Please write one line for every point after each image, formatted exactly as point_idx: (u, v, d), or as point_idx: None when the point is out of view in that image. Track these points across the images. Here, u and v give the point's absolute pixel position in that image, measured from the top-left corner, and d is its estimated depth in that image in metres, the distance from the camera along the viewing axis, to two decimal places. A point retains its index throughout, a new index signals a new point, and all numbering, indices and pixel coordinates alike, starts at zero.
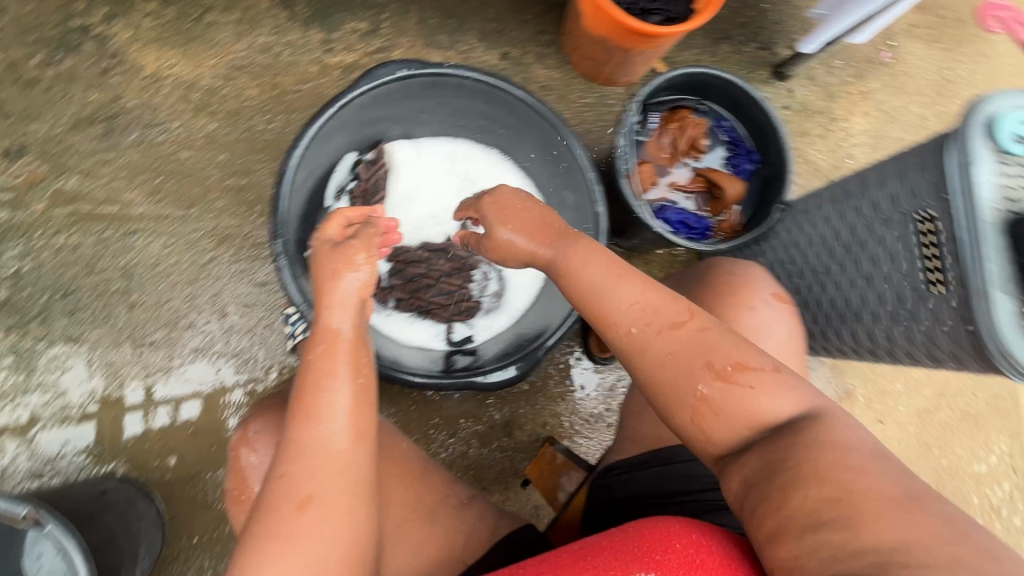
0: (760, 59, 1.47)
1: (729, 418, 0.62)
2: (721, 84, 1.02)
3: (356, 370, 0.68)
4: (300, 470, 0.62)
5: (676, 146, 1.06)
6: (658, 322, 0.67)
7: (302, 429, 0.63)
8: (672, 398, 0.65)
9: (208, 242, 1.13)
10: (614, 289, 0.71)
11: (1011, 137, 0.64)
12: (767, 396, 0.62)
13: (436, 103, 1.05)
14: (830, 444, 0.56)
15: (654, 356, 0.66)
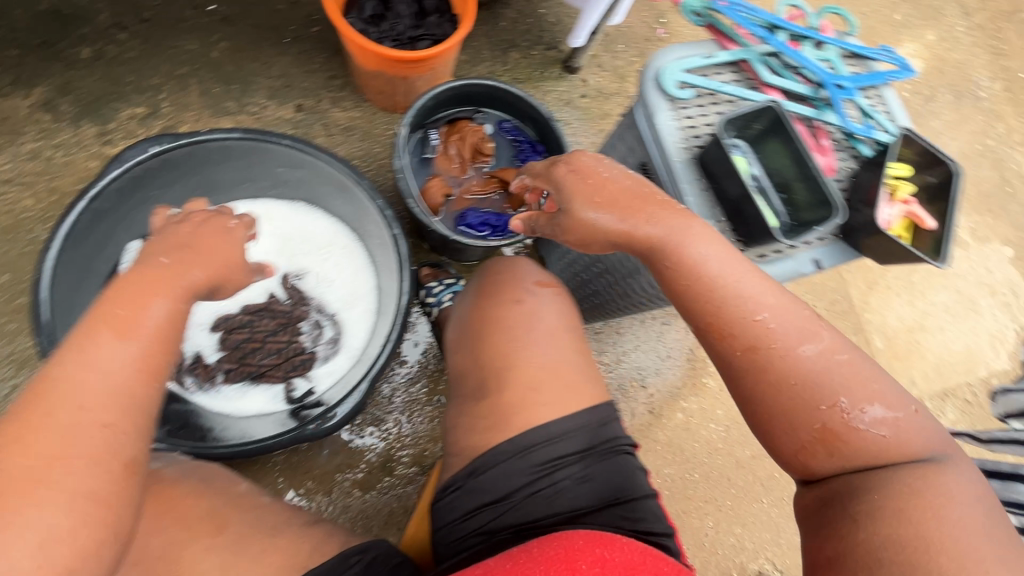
0: (549, 58, 1.57)
1: (865, 449, 0.64)
2: (486, 91, 1.08)
3: (176, 303, 0.68)
4: (84, 375, 0.59)
5: (462, 156, 1.10)
6: (801, 340, 0.67)
7: (87, 354, 0.60)
8: (798, 419, 0.66)
9: (6, 370, 1.05)
10: (758, 297, 0.68)
11: (675, 85, 0.73)
12: (915, 432, 0.65)
13: (216, 170, 1.04)
14: (911, 487, 0.62)
15: (786, 373, 0.66)
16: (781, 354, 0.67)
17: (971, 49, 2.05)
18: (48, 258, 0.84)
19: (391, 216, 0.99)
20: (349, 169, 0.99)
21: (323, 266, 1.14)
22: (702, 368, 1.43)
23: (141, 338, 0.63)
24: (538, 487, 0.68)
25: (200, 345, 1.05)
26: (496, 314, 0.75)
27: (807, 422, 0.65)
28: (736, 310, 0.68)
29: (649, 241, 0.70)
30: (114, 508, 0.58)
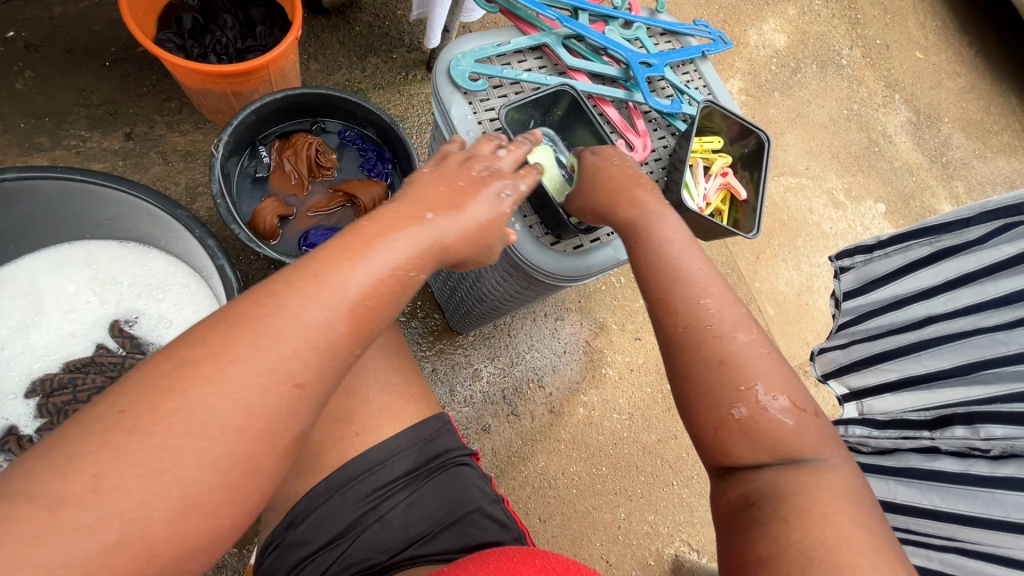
0: (412, 59, 1.51)
1: (783, 440, 0.55)
2: (318, 101, 1.01)
3: (423, 250, 0.55)
4: (276, 315, 0.48)
5: (300, 171, 1.03)
6: (731, 327, 0.59)
7: (292, 304, 0.48)
8: (720, 395, 0.57)
9: None
10: (699, 276, 0.62)
11: (467, 77, 0.71)
12: (830, 432, 0.57)
13: (9, 219, 0.90)
14: (823, 489, 0.52)
15: (717, 357, 0.58)
16: (717, 333, 0.59)
17: (829, 20, 2.16)
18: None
19: (215, 245, 0.90)
20: (162, 203, 0.89)
21: (159, 308, 1.01)
22: (600, 358, 1.41)
23: (355, 285, 0.51)
24: (364, 524, 0.67)
25: (16, 417, 0.92)
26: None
27: (722, 397, 0.56)
28: (676, 285, 0.62)
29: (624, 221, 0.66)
30: (214, 510, 0.44)
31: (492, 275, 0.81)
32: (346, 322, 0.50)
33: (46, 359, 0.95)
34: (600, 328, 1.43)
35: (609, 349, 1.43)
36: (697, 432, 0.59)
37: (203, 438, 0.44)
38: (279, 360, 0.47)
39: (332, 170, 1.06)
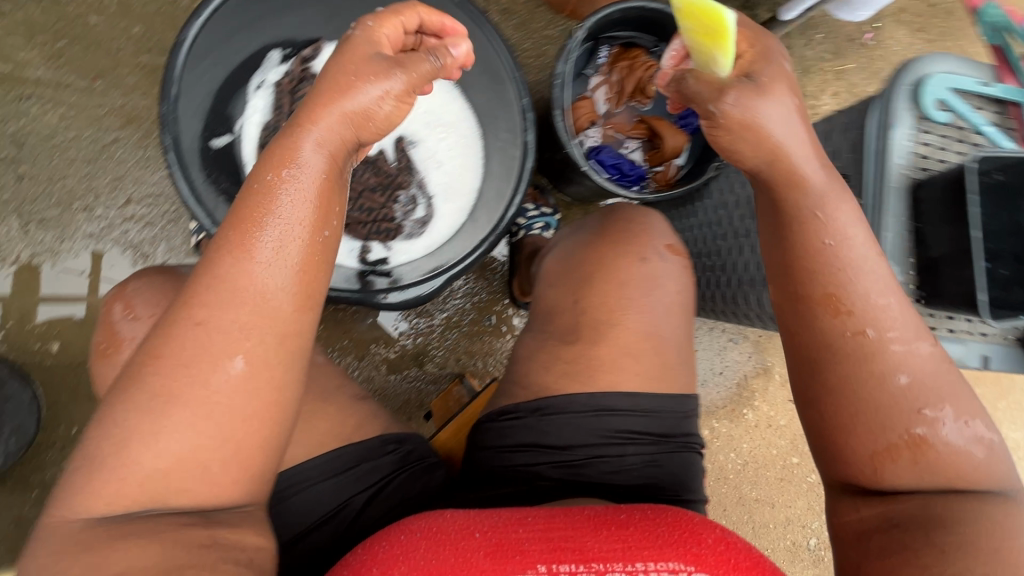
0: (739, 18, 1.38)
1: (953, 467, 0.57)
2: (677, 26, 0.95)
3: (316, 161, 0.57)
4: (209, 295, 0.52)
5: (623, 87, 0.99)
6: (902, 330, 0.60)
7: (246, 270, 0.53)
8: (889, 418, 0.58)
9: (112, 121, 1.04)
10: (872, 269, 0.62)
11: (933, 103, 0.74)
12: (1000, 465, 0.58)
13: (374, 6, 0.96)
14: (989, 523, 0.54)
15: (886, 372, 0.59)
16: (878, 341, 0.60)
17: None
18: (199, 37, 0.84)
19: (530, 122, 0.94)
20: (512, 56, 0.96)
21: (441, 147, 1.06)
22: (747, 398, 1.36)
23: (293, 244, 0.55)
24: (601, 451, 0.70)
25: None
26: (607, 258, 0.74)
27: (895, 421, 0.58)
28: (847, 277, 0.61)
29: (806, 204, 0.64)
30: (244, 426, 0.52)
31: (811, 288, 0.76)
32: (295, 254, 0.55)
33: None
34: (764, 371, 1.36)
35: (760, 395, 1.37)
36: (841, 450, 0.61)
37: (186, 393, 0.50)
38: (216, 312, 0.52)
39: (649, 101, 1.01)
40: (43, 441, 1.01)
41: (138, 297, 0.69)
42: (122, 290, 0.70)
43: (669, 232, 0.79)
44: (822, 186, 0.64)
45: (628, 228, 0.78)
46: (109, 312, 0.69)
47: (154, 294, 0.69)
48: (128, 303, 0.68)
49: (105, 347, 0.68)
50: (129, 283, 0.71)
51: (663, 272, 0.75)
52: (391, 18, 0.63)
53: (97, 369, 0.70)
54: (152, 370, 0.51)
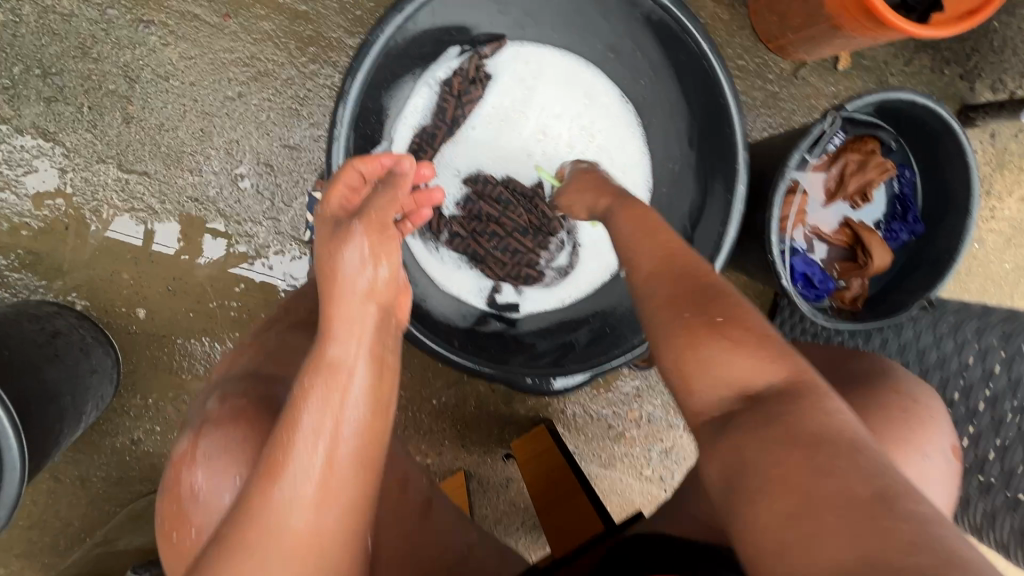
0: (955, 89, 1.17)
1: (734, 381, 0.44)
2: (936, 129, 0.79)
3: (352, 374, 0.46)
4: (249, 543, 0.41)
5: (844, 184, 0.83)
6: (673, 264, 0.53)
7: (271, 496, 0.42)
8: (660, 341, 0.49)
9: (238, 72, 0.88)
10: (643, 245, 0.56)
11: None
12: (746, 351, 0.45)
13: (585, 19, 0.79)
14: (812, 438, 0.38)
15: (649, 305, 0.51)
16: (644, 276, 0.53)
17: None
18: (375, 39, 0.62)
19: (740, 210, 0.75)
20: (744, 128, 0.73)
21: None
22: None
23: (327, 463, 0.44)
24: None
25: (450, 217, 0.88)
26: (872, 422, 0.57)
27: (663, 339, 0.48)
28: (628, 248, 0.58)
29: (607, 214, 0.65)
30: None
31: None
32: (329, 470, 0.43)
33: (495, 153, 0.87)
34: None
35: None
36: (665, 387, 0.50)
37: None
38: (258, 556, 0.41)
39: (865, 205, 0.85)
40: (116, 406, 0.95)
41: (212, 451, 0.53)
42: (194, 446, 0.54)
43: (953, 426, 0.62)
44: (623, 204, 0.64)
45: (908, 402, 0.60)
46: (176, 485, 0.53)
47: (228, 464, 0.52)
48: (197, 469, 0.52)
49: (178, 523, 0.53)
50: (204, 428, 0.54)
51: (932, 478, 0.58)
52: (354, 184, 0.53)
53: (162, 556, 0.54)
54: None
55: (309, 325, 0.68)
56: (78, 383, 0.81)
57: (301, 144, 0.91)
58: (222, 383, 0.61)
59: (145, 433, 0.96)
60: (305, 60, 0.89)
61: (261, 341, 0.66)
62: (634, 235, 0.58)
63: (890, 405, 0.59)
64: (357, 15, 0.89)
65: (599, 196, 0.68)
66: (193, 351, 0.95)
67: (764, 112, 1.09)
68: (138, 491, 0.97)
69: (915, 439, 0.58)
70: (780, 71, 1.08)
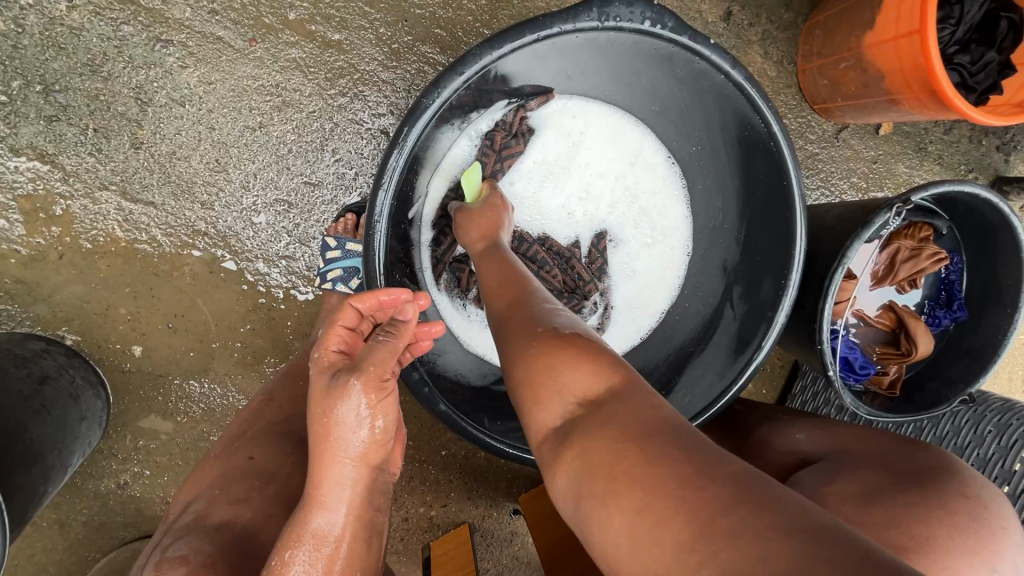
0: (990, 160, 1.16)
1: (568, 387, 0.44)
2: (991, 222, 0.77)
3: (330, 542, 0.46)
4: None
5: (894, 270, 0.80)
6: (511, 294, 0.56)
7: None
8: (506, 365, 0.49)
9: (261, 101, 0.82)
10: (503, 274, 0.60)
11: None
12: (562, 351, 0.45)
13: (641, 83, 0.74)
14: (633, 427, 0.39)
15: (496, 333, 0.53)
16: (504, 310, 0.54)
17: None
18: (431, 103, 0.57)
19: (791, 297, 0.71)
20: (804, 216, 0.70)
21: (646, 263, 0.85)
22: None
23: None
24: None
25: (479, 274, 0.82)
26: (934, 525, 0.45)
27: (506, 363, 0.49)
28: (489, 280, 0.60)
29: (484, 249, 0.66)
30: None
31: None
32: None
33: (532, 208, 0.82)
34: None
35: None
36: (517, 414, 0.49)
37: None
38: None
39: (911, 290, 0.83)
40: (102, 448, 0.88)
41: None
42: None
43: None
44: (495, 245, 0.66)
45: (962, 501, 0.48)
46: None
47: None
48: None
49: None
50: None
51: None
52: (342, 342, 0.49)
53: None
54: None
55: (283, 430, 0.66)
56: (67, 433, 0.75)
57: (323, 181, 0.85)
58: (172, 532, 0.56)
59: (133, 477, 0.89)
60: (334, 93, 0.83)
61: (231, 453, 0.64)
62: (494, 276, 0.60)
63: (958, 514, 0.46)
64: (393, 48, 0.83)
65: (491, 232, 0.67)
66: (191, 393, 0.89)
67: (802, 172, 1.06)
68: (120, 537, 0.90)
69: (988, 552, 0.45)
70: (823, 131, 1.05)
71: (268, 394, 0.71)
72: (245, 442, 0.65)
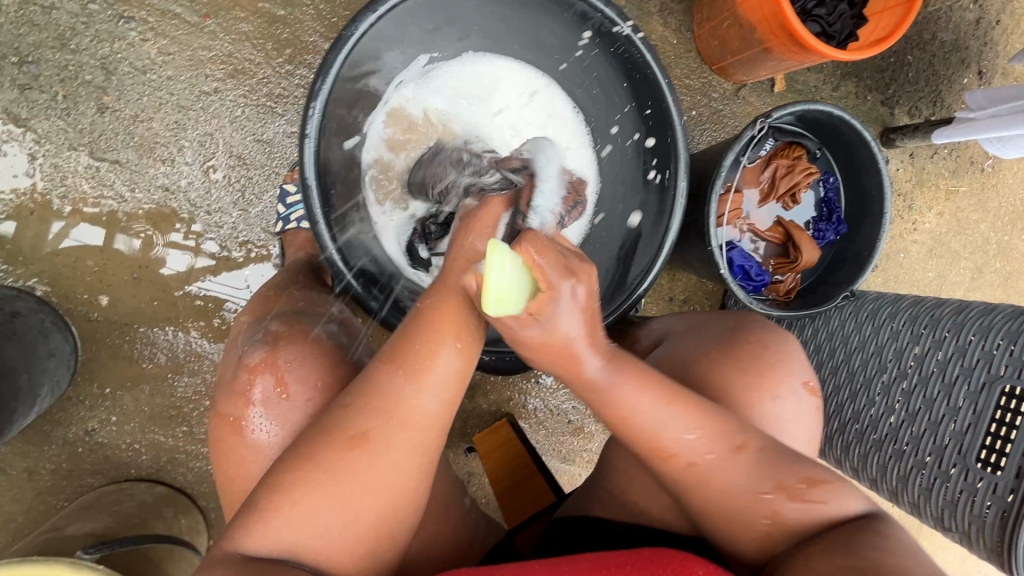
0: (876, 113, 1.31)
1: (805, 523, 0.58)
2: (850, 138, 0.89)
3: (461, 315, 0.60)
4: (365, 410, 0.58)
5: (775, 186, 0.94)
6: (718, 444, 0.59)
7: (387, 381, 0.59)
8: (747, 511, 0.58)
9: (215, 69, 0.92)
10: (667, 418, 0.58)
11: None
12: (824, 497, 0.59)
13: (540, 36, 0.86)
14: (859, 538, 0.55)
15: (696, 478, 0.59)
16: (693, 466, 0.59)
17: None
18: (352, 34, 0.69)
19: (681, 202, 0.82)
20: (683, 131, 0.81)
21: None
22: None
23: (435, 363, 0.59)
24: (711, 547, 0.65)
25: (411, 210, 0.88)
26: (743, 360, 0.69)
27: (717, 505, 0.59)
28: (635, 416, 0.58)
29: (584, 376, 0.58)
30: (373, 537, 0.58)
31: (947, 479, 0.71)
32: (425, 377, 0.59)
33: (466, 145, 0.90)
34: None
35: None
36: (719, 527, 0.60)
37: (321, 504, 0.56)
38: (362, 428, 0.57)
39: (794, 206, 0.96)
40: (71, 395, 0.94)
41: (293, 369, 0.64)
42: (272, 356, 0.65)
43: (809, 365, 0.71)
44: (619, 373, 0.58)
45: (760, 349, 0.70)
46: (249, 389, 0.64)
47: (311, 371, 0.65)
48: (280, 378, 0.64)
49: (238, 419, 0.64)
50: (278, 345, 0.66)
51: (796, 417, 0.69)
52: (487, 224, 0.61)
53: (215, 441, 0.65)
54: (296, 471, 0.57)
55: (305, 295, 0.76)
56: (36, 364, 0.82)
57: (274, 140, 0.95)
58: (264, 322, 0.70)
59: (101, 424, 0.95)
60: (281, 62, 0.94)
61: (277, 298, 0.75)
62: (643, 404, 0.58)
63: (744, 356, 0.69)
64: (333, 21, 0.95)
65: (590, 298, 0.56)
66: (156, 340, 0.96)
67: (709, 126, 1.20)
68: (88, 484, 0.95)
69: (768, 382, 0.68)
70: (723, 90, 1.20)
71: (280, 279, 0.81)
72: (300, 284, 0.79)
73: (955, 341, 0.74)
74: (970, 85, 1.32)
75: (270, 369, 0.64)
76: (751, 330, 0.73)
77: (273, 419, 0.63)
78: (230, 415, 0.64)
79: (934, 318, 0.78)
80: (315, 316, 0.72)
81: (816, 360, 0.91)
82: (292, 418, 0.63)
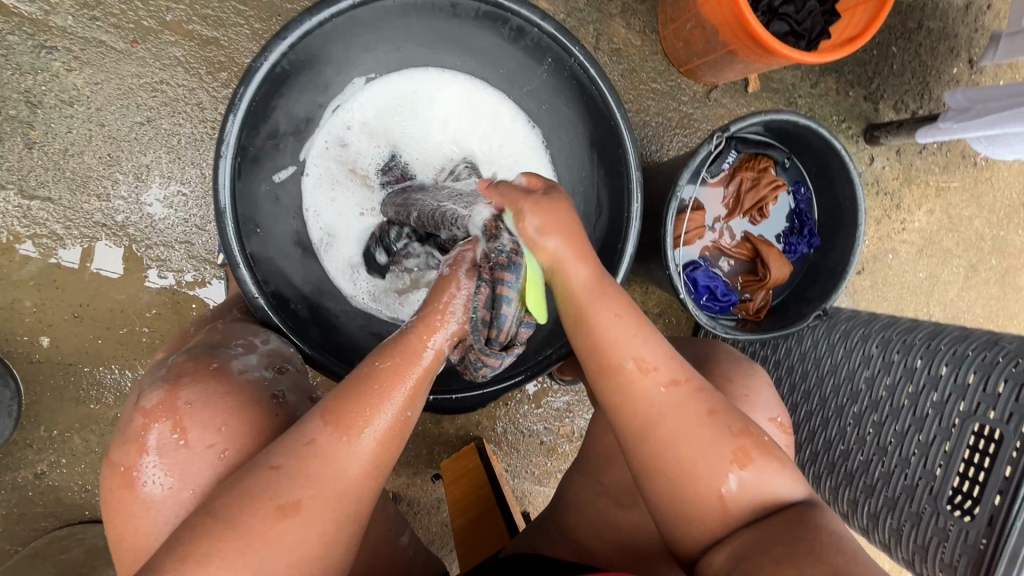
0: (859, 109, 1.24)
1: (754, 500, 0.53)
2: (820, 148, 0.84)
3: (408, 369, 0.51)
4: (297, 470, 0.49)
5: (740, 201, 0.90)
6: (683, 382, 0.54)
7: (328, 443, 0.50)
8: (705, 474, 0.52)
9: (146, 97, 0.88)
10: (638, 343, 0.53)
11: None
12: (770, 475, 0.54)
13: (484, 50, 0.78)
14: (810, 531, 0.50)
15: (658, 431, 0.53)
16: (651, 405, 0.53)
17: None
18: (261, 66, 0.64)
19: (635, 229, 0.74)
20: (636, 150, 0.73)
21: None
22: None
23: (377, 424, 0.51)
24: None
25: (353, 242, 0.82)
26: None
27: (676, 473, 0.53)
28: (603, 338, 0.53)
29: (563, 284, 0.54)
30: None
31: (917, 521, 0.67)
32: (359, 438, 0.50)
33: (413, 163, 0.84)
34: None
35: None
36: (675, 505, 0.53)
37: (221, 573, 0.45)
38: (291, 485, 0.48)
39: (762, 220, 0.92)
40: (17, 440, 0.91)
41: (195, 418, 0.55)
42: (172, 397, 0.56)
43: (779, 403, 0.66)
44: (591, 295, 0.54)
45: (729, 381, 0.65)
46: (143, 435, 0.55)
47: (214, 415, 0.55)
48: (180, 421, 0.55)
49: (130, 469, 0.55)
50: (181, 382, 0.56)
51: None
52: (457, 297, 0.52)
53: (105, 490, 0.56)
54: (202, 531, 0.46)
55: (240, 322, 0.69)
56: None
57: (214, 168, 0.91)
58: (175, 357, 0.61)
59: (50, 466, 0.92)
60: (216, 85, 0.89)
61: (206, 330, 0.67)
62: (602, 340, 0.54)
63: (714, 392, 0.64)
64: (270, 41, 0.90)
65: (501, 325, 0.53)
66: (102, 379, 0.92)
67: (680, 131, 1.13)
68: (41, 527, 0.93)
69: None
70: (694, 93, 1.13)
71: (220, 310, 0.74)
72: (237, 315, 0.72)
73: (926, 371, 0.69)
74: (961, 76, 1.25)
75: (169, 414, 0.55)
76: (715, 354, 0.68)
77: (165, 468, 0.54)
78: (121, 464, 0.55)
79: (906, 344, 0.73)
80: (232, 348, 0.62)
81: (787, 382, 0.87)
82: (194, 471, 0.54)
